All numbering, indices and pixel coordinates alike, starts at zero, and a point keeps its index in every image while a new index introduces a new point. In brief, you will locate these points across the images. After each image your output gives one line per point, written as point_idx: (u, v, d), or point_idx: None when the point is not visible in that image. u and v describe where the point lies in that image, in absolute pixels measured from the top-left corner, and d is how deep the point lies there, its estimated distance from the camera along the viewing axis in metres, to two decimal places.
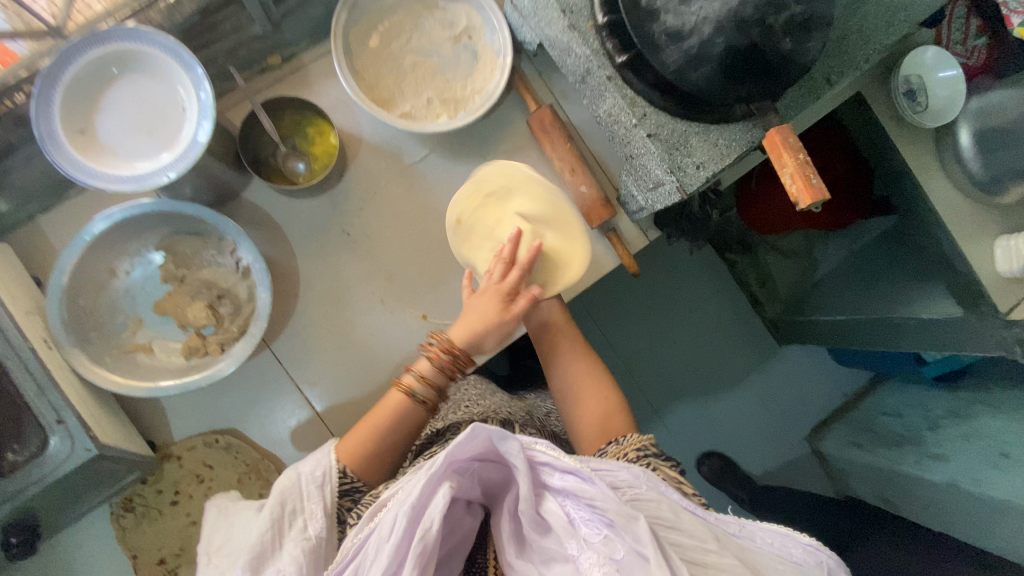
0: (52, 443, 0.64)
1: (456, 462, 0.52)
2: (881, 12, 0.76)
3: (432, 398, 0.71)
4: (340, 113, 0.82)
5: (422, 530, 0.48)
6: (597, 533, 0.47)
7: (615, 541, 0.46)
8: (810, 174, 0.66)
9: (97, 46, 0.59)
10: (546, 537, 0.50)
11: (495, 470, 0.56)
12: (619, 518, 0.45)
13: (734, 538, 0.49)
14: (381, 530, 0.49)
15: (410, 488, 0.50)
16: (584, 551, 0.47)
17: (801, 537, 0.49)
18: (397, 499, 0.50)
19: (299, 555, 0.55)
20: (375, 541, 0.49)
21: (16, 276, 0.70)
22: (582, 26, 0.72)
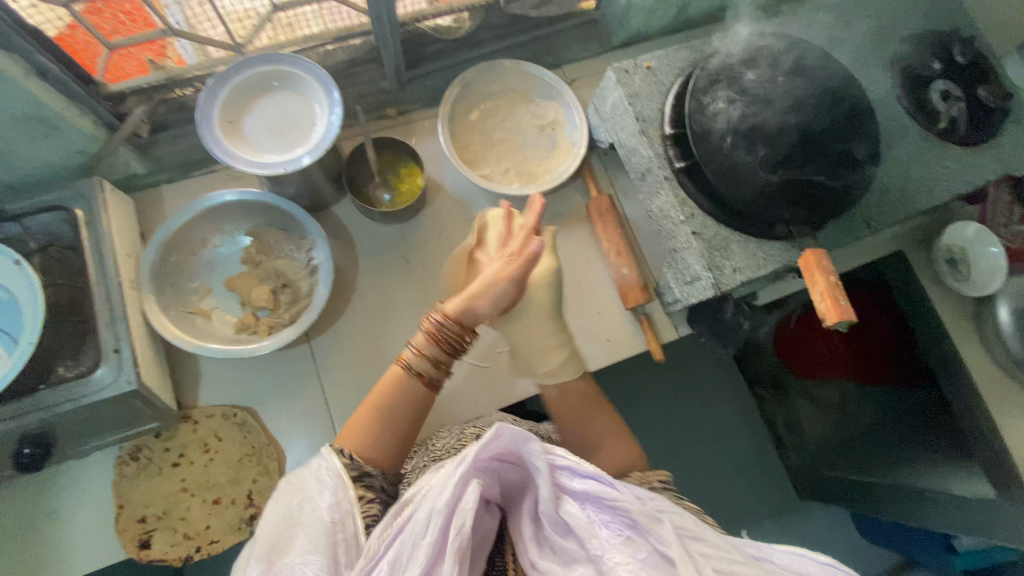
0: (99, 371, 0.69)
1: (480, 461, 0.50)
2: (923, 177, 0.81)
3: (429, 372, 0.67)
4: (431, 163, 0.95)
5: (458, 524, 0.45)
6: (619, 535, 0.47)
7: (638, 542, 0.46)
8: (839, 296, 0.70)
9: (266, 63, 0.76)
10: (566, 538, 0.49)
11: (516, 471, 0.54)
12: (643, 518, 0.46)
13: (754, 561, 0.45)
14: (415, 527, 0.45)
15: (440, 483, 0.47)
16: (608, 550, 0.46)
17: (821, 557, 0.44)
18: (427, 496, 0.47)
19: (311, 538, 0.49)
20: (409, 539, 0.45)
21: (129, 224, 0.83)
22: (651, 133, 0.84)
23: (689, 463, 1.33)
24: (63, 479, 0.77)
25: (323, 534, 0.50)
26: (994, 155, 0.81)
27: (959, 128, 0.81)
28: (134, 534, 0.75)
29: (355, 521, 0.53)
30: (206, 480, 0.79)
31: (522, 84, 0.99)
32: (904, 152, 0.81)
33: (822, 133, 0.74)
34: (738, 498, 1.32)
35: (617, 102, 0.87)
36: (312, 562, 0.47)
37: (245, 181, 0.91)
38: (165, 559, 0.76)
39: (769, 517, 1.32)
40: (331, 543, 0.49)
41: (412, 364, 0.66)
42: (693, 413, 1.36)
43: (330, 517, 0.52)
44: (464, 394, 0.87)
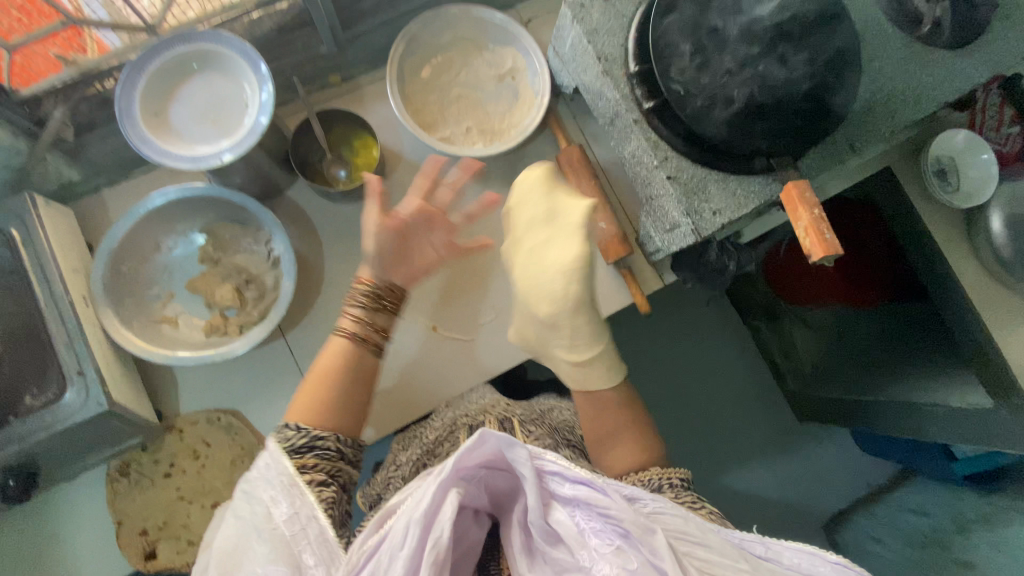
0: (68, 396, 0.67)
1: (464, 467, 0.50)
2: (909, 90, 0.75)
3: (373, 338, 0.69)
4: (386, 131, 0.89)
5: (436, 538, 0.45)
6: (608, 543, 0.47)
7: (628, 552, 0.46)
8: (824, 229, 0.65)
9: (183, 43, 0.68)
10: (556, 548, 0.49)
11: (504, 478, 0.54)
12: (635, 530, 0.46)
13: (762, 561, 0.47)
14: (393, 542, 0.45)
15: (420, 494, 0.47)
16: (596, 562, 0.47)
17: (831, 556, 0.47)
18: (407, 507, 0.47)
19: (270, 547, 0.49)
20: (386, 555, 0.45)
21: (72, 236, 0.78)
22: (615, 72, 0.77)
23: (687, 402, 1.35)
24: (56, 502, 0.77)
25: (283, 544, 0.50)
26: (984, 56, 0.74)
27: (945, 31, 0.74)
28: (139, 546, 0.76)
29: (318, 524, 0.52)
30: (201, 485, 0.79)
31: (474, 32, 0.91)
32: (888, 63, 0.75)
33: (780, 62, 0.67)
34: (736, 428, 1.35)
35: (576, 41, 0.80)
36: (272, 572, 0.48)
37: (190, 175, 0.85)
38: (173, 567, 0.77)
39: (769, 443, 1.34)
40: (292, 551, 0.50)
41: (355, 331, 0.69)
42: (687, 352, 1.36)
43: (288, 528, 0.51)
44: (451, 370, 0.85)
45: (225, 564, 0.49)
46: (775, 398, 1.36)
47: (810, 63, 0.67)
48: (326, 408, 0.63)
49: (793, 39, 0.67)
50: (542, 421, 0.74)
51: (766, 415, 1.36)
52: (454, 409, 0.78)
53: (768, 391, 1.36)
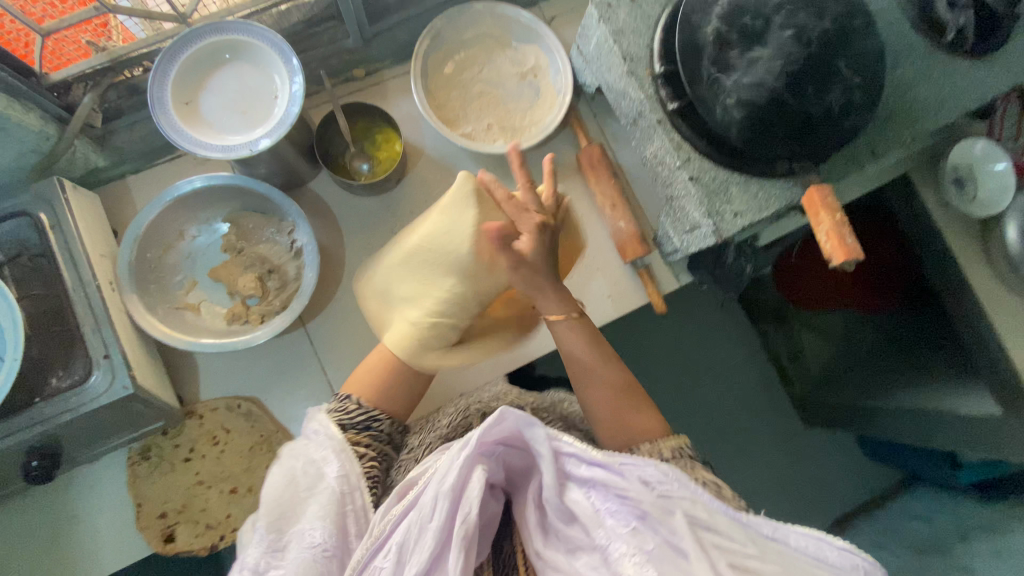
0: (93, 378, 0.68)
1: (485, 445, 0.51)
2: (930, 98, 0.75)
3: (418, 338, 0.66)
4: (408, 126, 0.90)
5: (465, 513, 0.47)
6: (624, 525, 0.48)
7: (644, 532, 0.47)
8: (845, 234, 0.65)
9: (214, 33, 0.69)
10: (570, 526, 0.50)
11: (520, 457, 0.55)
12: (653, 510, 0.47)
13: (768, 541, 0.46)
14: (422, 512, 0.47)
15: (445, 469, 0.49)
16: (613, 541, 0.47)
17: (838, 541, 0.46)
18: (433, 479, 0.48)
19: (322, 504, 0.52)
20: (415, 524, 0.47)
21: (98, 221, 0.79)
22: (640, 73, 0.77)
23: (694, 403, 1.36)
24: (77, 483, 0.78)
25: (333, 503, 0.52)
26: (1006, 66, 0.74)
27: (967, 38, 0.74)
28: (157, 529, 0.77)
29: (363, 494, 0.55)
30: (220, 470, 0.80)
31: (497, 29, 0.92)
32: (911, 72, 0.75)
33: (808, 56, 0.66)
34: (742, 430, 1.35)
35: (601, 41, 0.80)
36: (321, 528, 0.50)
37: (215, 164, 0.86)
38: (191, 550, 0.77)
39: (775, 446, 1.35)
40: (341, 512, 0.52)
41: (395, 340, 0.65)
42: (696, 353, 1.37)
43: (339, 488, 0.54)
44: (468, 364, 0.86)
45: (276, 515, 0.50)
46: (781, 401, 1.36)
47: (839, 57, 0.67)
48: (381, 393, 0.64)
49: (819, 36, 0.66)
50: (554, 411, 0.75)
51: (773, 418, 1.36)
52: (473, 399, 0.79)
53: (776, 395, 1.36)
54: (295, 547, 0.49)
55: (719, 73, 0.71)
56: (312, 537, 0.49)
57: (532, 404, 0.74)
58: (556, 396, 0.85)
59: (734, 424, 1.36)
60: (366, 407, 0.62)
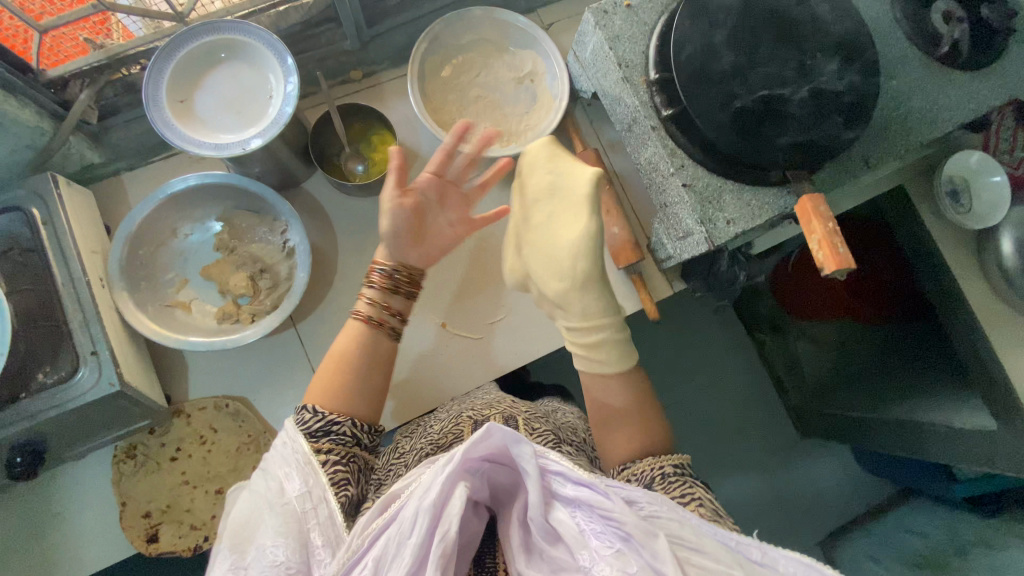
0: (79, 374, 0.67)
1: (470, 461, 0.49)
2: (926, 108, 0.74)
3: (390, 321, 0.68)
4: (404, 129, 0.90)
5: (444, 531, 0.43)
6: (608, 546, 0.46)
7: (628, 554, 0.45)
8: (837, 243, 0.65)
9: (211, 33, 0.69)
10: (555, 546, 0.48)
11: (505, 473, 0.53)
12: (636, 532, 0.45)
13: (756, 566, 0.45)
14: (401, 528, 0.44)
15: (429, 482, 0.46)
16: (596, 563, 0.45)
17: (826, 569, 0.43)
18: (415, 493, 0.46)
19: (282, 520, 0.47)
20: (394, 539, 0.44)
21: (91, 218, 0.79)
22: (635, 80, 0.77)
23: (689, 412, 1.35)
24: (61, 480, 0.77)
25: (294, 519, 0.48)
26: (1001, 78, 0.74)
27: (963, 52, 0.74)
28: (141, 529, 0.76)
29: (329, 505, 0.50)
30: (207, 470, 0.79)
31: (494, 34, 0.92)
32: (908, 83, 0.74)
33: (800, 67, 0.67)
34: (736, 441, 1.34)
35: (597, 47, 0.80)
36: (282, 546, 0.46)
37: (210, 162, 0.86)
38: (175, 550, 0.77)
39: (768, 456, 1.34)
40: (302, 528, 0.48)
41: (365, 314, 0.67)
42: (690, 361, 1.36)
43: (300, 504, 0.49)
44: (460, 367, 0.86)
45: (237, 537, 0.47)
46: (776, 411, 1.35)
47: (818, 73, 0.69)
48: (347, 392, 0.63)
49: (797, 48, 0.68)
50: (547, 420, 0.74)
51: (768, 428, 1.35)
52: (465, 403, 0.78)
53: (771, 406, 1.36)
54: (256, 566, 0.45)
55: (712, 80, 0.70)
56: (274, 554, 0.45)
57: (526, 414, 0.72)
58: (548, 403, 0.84)
59: (728, 433, 1.35)
60: (322, 411, 0.59)
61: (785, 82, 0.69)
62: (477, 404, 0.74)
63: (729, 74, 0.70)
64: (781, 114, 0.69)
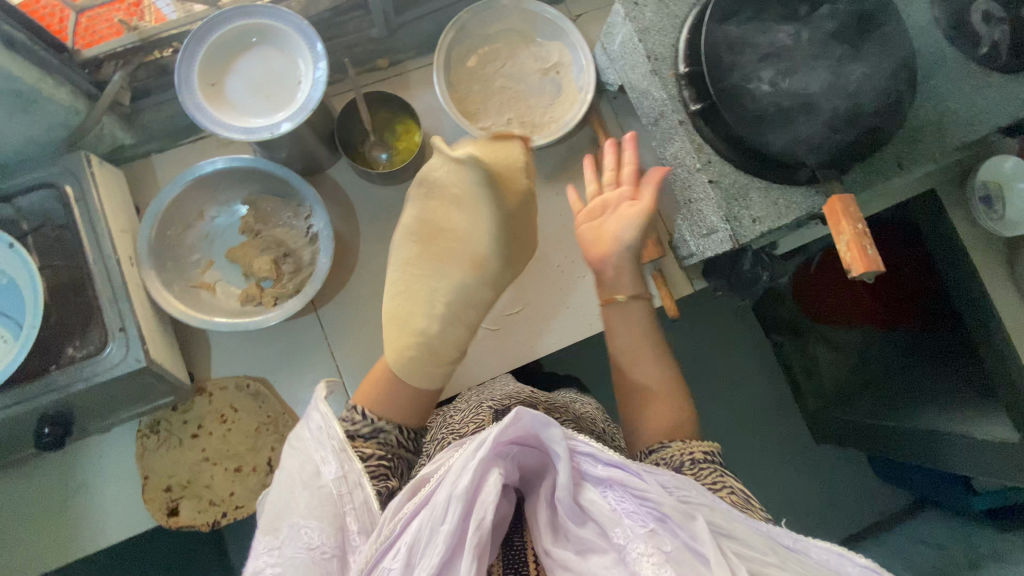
0: (108, 349, 0.68)
1: (500, 445, 0.48)
2: (964, 110, 0.72)
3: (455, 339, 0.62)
4: (429, 118, 0.90)
5: (478, 518, 0.43)
6: (642, 525, 0.45)
7: (662, 534, 0.45)
8: (867, 245, 0.63)
9: (242, 17, 0.70)
10: (583, 526, 0.47)
11: (535, 456, 0.52)
12: (674, 512, 0.45)
13: (788, 552, 0.45)
14: (433, 514, 0.43)
15: (461, 468, 0.45)
16: (631, 541, 0.44)
17: (860, 558, 0.44)
18: (446, 480, 0.45)
19: (316, 504, 0.47)
20: (426, 525, 0.43)
21: (122, 197, 0.81)
22: (664, 73, 0.75)
23: (701, 413, 1.33)
24: (87, 451, 0.80)
25: (328, 502, 0.48)
26: None
27: (1001, 56, 0.70)
28: (162, 502, 0.78)
29: (364, 491, 0.49)
30: (227, 448, 0.81)
31: (522, 24, 0.91)
32: (946, 83, 0.72)
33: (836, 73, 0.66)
34: (749, 443, 1.33)
35: (626, 39, 0.79)
36: (317, 529, 0.46)
37: (237, 146, 0.87)
38: (193, 525, 0.79)
39: (782, 458, 1.33)
40: (338, 512, 0.47)
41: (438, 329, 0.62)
42: (704, 361, 1.35)
43: (335, 486, 0.49)
44: (478, 357, 0.87)
45: (270, 521, 0.47)
46: (792, 414, 1.34)
47: (854, 68, 0.68)
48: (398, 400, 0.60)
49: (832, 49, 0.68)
50: (567, 411, 0.74)
51: (783, 430, 1.33)
52: (482, 394, 0.78)
53: (787, 409, 1.34)
54: (290, 548, 0.45)
55: (742, 78, 0.69)
56: (308, 536, 0.45)
57: (546, 404, 0.73)
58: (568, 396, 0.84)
59: (742, 433, 1.34)
60: (373, 417, 0.58)
61: (821, 78, 0.68)
62: (496, 395, 0.74)
63: (758, 72, 0.69)
64: (813, 110, 0.68)
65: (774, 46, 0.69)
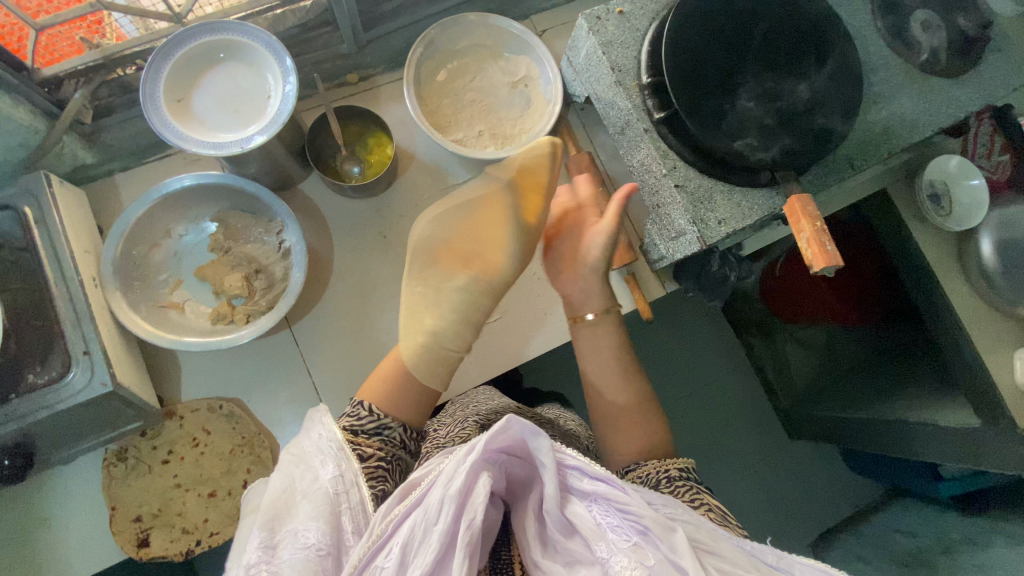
0: (71, 374, 0.66)
1: (490, 453, 0.48)
2: (907, 113, 0.76)
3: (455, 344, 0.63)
4: (400, 132, 0.91)
5: (469, 519, 0.42)
6: (626, 539, 0.45)
7: (645, 548, 0.44)
8: (826, 241, 0.65)
9: (209, 33, 0.70)
10: (570, 538, 0.47)
11: (522, 467, 0.51)
12: (654, 526, 0.44)
13: (773, 571, 0.44)
14: (427, 514, 0.42)
15: (451, 471, 0.44)
16: (614, 554, 0.44)
17: (843, 574, 0.43)
18: (438, 481, 0.44)
19: (315, 505, 0.46)
20: (420, 525, 0.42)
21: (84, 218, 0.79)
22: (628, 83, 0.78)
23: (680, 415, 1.35)
24: (49, 483, 0.76)
25: (327, 502, 0.47)
26: (977, 85, 0.76)
27: (941, 60, 0.76)
28: (132, 533, 0.75)
29: (361, 491, 0.49)
30: (199, 473, 0.78)
31: (489, 40, 0.93)
32: (890, 88, 0.76)
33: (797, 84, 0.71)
34: (726, 443, 1.35)
35: (591, 52, 0.81)
36: (315, 529, 0.44)
37: (205, 163, 0.86)
38: (165, 555, 0.76)
39: (759, 456, 1.35)
40: (333, 511, 0.46)
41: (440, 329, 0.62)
42: (681, 364, 1.37)
43: (333, 487, 0.48)
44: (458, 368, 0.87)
45: (272, 521, 0.45)
46: (766, 412, 1.37)
47: (806, 80, 0.72)
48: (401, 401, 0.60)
49: (778, 58, 0.72)
50: (549, 424, 0.74)
51: (758, 428, 1.36)
52: (465, 407, 0.78)
53: (762, 408, 1.37)
54: (287, 549, 0.43)
55: (704, 82, 0.71)
56: (305, 538, 0.44)
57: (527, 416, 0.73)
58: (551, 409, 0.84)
59: (719, 433, 1.36)
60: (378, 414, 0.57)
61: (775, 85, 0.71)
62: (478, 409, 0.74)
63: (719, 77, 0.71)
64: (771, 114, 0.71)
65: (732, 53, 0.72)
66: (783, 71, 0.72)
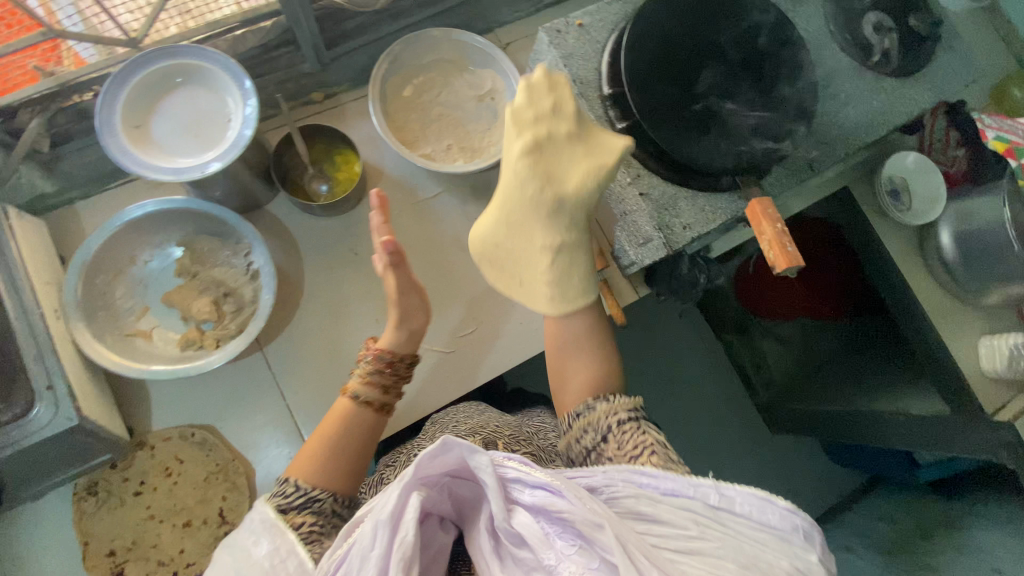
0: (35, 411, 0.64)
1: (427, 475, 0.48)
2: (862, 114, 0.78)
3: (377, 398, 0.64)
4: (367, 148, 0.91)
5: (403, 538, 0.42)
6: (571, 544, 0.45)
7: (589, 549, 0.44)
8: (787, 243, 0.67)
9: (165, 58, 0.69)
10: (520, 548, 0.46)
11: (467, 485, 0.51)
12: (585, 527, 0.43)
13: (715, 512, 0.45)
14: (363, 543, 0.42)
15: (384, 498, 0.44)
16: (561, 561, 0.44)
17: (780, 501, 0.45)
18: (373, 510, 0.44)
19: None
20: (357, 557, 0.42)
21: (45, 248, 0.77)
22: (590, 94, 0.79)
23: (662, 416, 1.36)
24: (18, 521, 0.74)
25: None
26: (927, 84, 0.79)
27: (893, 61, 0.79)
28: (106, 567, 0.74)
29: (298, 557, 0.47)
30: (173, 503, 0.77)
31: (454, 54, 0.94)
32: (844, 91, 0.78)
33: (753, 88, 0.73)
34: (710, 442, 1.36)
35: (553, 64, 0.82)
36: None
37: (169, 187, 0.86)
38: None
39: (743, 453, 1.36)
40: None
41: (358, 393, 0.63)
42: (661, 366, 1.38)
43: (269, 562, 0.46)
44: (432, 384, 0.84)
45: None
46: (747, 409, 1.39)
47: (762, 85, 0.73)
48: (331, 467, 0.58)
49: (733, 64, 0.73)
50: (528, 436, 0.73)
51: (740, 425, 1.38)
52: (443, 424, 0.77)
53: (742, 405, 1.39)
54: None
55: (663, 90, 0.73)
56: None
57: (505, 431, 0.72)
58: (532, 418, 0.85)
59: (702, 432, 1.37)
60: (307, 487, 0.55)
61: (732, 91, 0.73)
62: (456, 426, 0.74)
63: (677, 84, 0.73)
64: (729, 120, 0.73)
65: (689, 61, 0.73)
66: (739, 76, 0.73)
